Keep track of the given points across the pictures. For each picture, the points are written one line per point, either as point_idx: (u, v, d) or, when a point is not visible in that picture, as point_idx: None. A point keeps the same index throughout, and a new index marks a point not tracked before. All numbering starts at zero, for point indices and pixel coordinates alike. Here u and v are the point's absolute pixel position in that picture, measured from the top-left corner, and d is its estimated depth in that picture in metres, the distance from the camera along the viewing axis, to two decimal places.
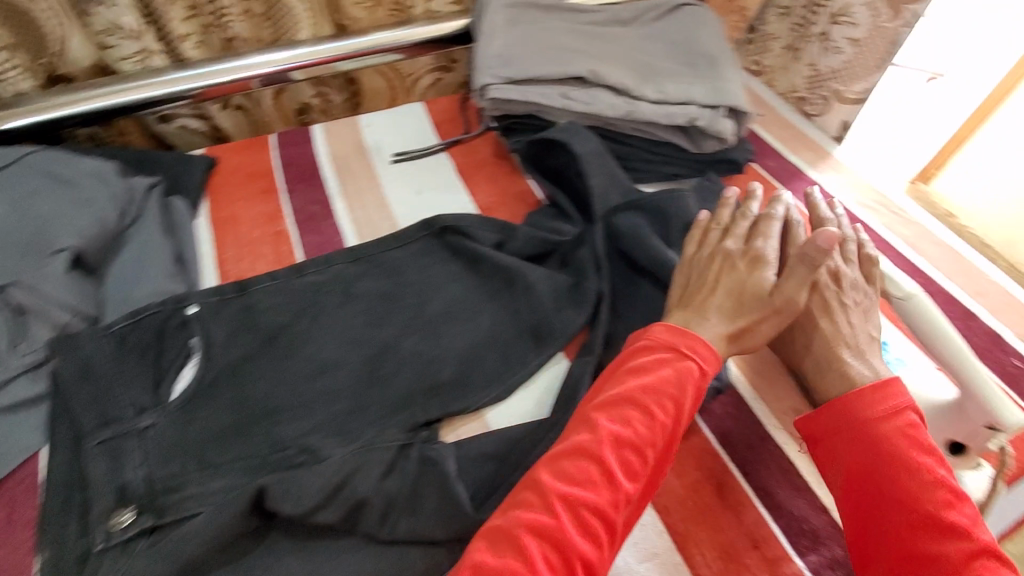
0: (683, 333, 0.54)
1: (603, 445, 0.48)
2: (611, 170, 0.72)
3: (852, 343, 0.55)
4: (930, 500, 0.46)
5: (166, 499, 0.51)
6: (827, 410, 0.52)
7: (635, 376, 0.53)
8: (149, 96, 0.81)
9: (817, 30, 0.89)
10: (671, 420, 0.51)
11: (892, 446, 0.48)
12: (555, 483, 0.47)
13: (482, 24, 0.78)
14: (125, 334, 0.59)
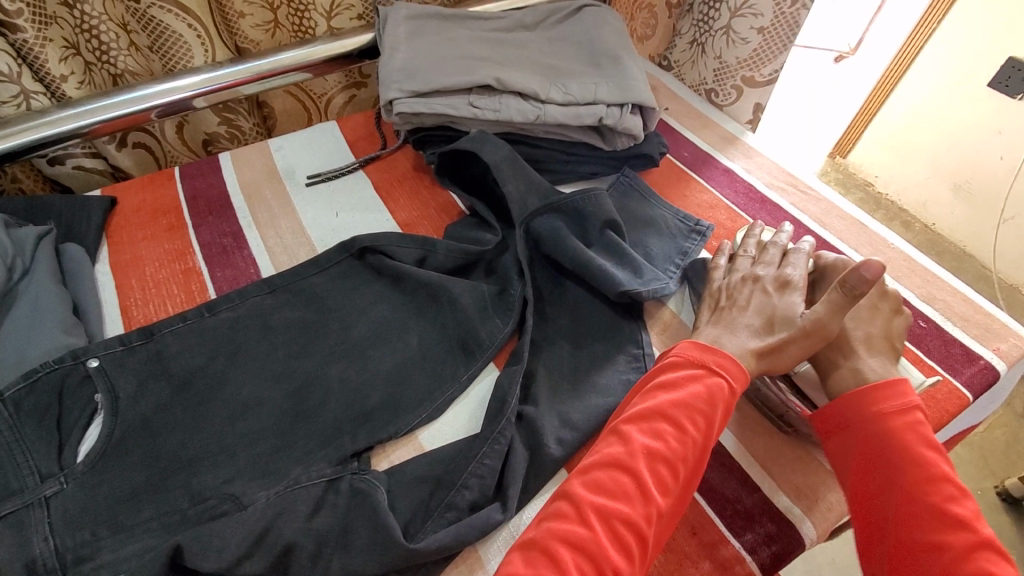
0: (710, 349, 0.55)
1: (637, 457, 0.48)
2: (526, 174, 0.72)
3: (867, 348, 0.57)
4: (935, 493, 0.47)
5: (76, 571, 0.47)
6: (837, 403, 0.54)
7: (664, 391, 0.53)
8: (37, 139, 0.74)
9: (718, 24, 0.92)
10: (703, 433, 0.50)
11: (900, 439, 0.50)
12: (587, 493, 0.47)
13: (383, 38, 0.77)
14: (19, 399, 0.54)
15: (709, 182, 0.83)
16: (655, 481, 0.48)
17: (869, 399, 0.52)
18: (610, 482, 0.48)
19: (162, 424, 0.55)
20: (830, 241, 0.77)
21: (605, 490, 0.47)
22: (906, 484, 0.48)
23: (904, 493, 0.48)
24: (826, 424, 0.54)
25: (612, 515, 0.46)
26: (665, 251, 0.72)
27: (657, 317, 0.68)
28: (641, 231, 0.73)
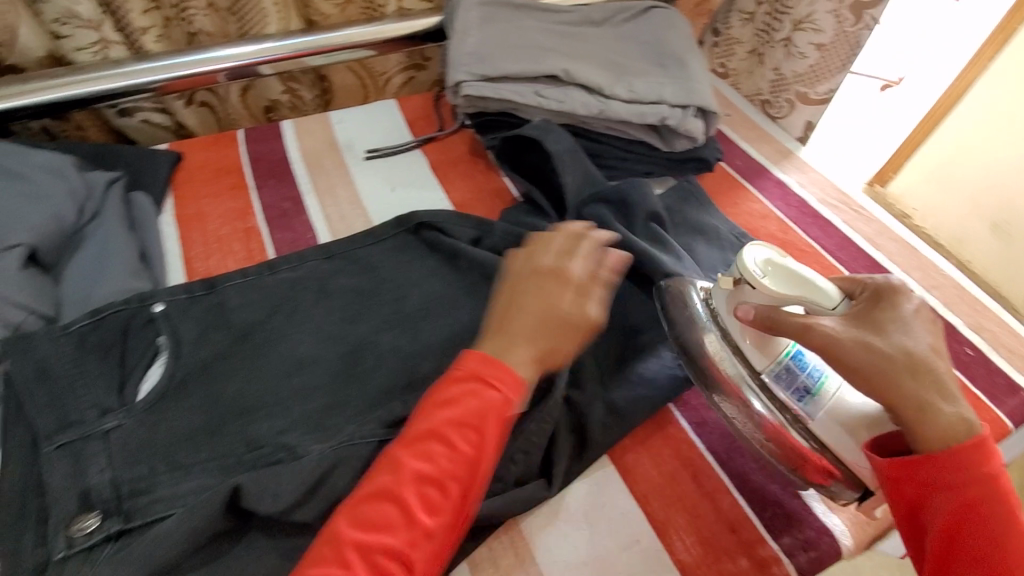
0: (495, 362, 0.48)
1: (403, 484, 0.44)
2: (586, 167, 0.72)
3: (943, 390, 0.48)
4: (1003, 553, 0.45)
5: (133, 503, 0.49)
6: (928, 459, 0.46)
7: (447, 407, 0.47)
8: (110, 88, 0.76)
9: (780, 36, 0.93)
10: (462, 462, 0.45)
11: (993, 500, 0.45)
12: (349, 527, 0.43)
13: (455, 21, 0.78)
14: (86, 334, 0.56)
15: (761, 192, 0.83)
16: (416, 505, 0.44)
17: (969, 448, 0.46)
18: (370, 497, 0.44)
19: (220, 372, 0.57)
20: (879, 261, 0.77)
21: (371, 508, 0.44)
22: (977, 544, 0.45)
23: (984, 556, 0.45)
24: (908, 466, 0.47)
25: (352, 537, 0.42)
26: (710, 258, 0.72)
27: None
28: (690, 236, 0.74)
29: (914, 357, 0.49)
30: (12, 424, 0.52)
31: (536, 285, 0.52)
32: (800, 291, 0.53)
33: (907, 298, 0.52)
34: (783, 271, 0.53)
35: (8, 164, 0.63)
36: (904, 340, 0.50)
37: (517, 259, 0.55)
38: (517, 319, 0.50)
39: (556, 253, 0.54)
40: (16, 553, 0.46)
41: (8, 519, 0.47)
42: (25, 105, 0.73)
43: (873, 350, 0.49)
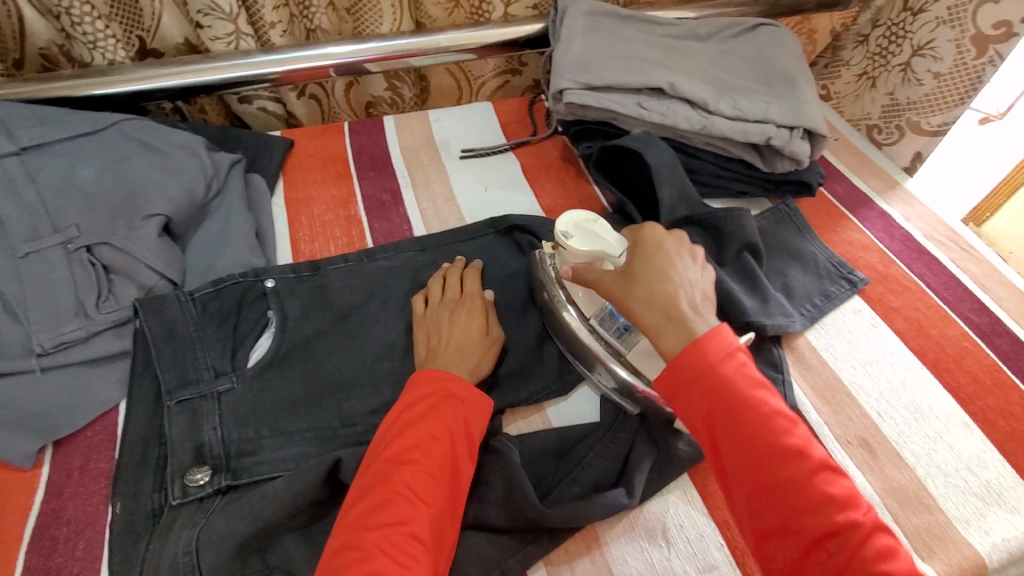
0: (440, 379, 0.52)
1: (399, 484, 0.45)
2: (682, 182, 0.71)
3: (663, 306, 0.50)
4: (818, 475, 0.42)
5: (239, 462, 0.53)
6: (678, 366, 0.47)
7: (414, 422, 0.49)
8: (235, 77, 0.82)
9: (896, 60, 0.90)
10: (441, 449, 0.48)
11: (733, 385, 0.45)
12: (366, 527, 0.43)
13: (561, 28, 0.79)
14: (208, 301, 0.61)
15: (861, 221, 0.80)
16: (418, 493, 0.45)
17: (701, 357, 0.46)
18: (377, 496, 0.45)
19: (319, 350, 0.60)
20: (989, 306, 0.70)
21: (376, 505, 0.44)
22: (779, 473, 0.42)
23: (777, 491, 0.42)
24: (673, 389, 0.47)
25: (369, 531, 0.43)
26: (806, 287, 0.70)
27: (795, 349, 0.66)
28: (785, 261, 0.72)
29: (654, 286, 0.51)
30: (139, 376, 0.57)
31: (439, 323, 0.59)
32: (593, 246, 0.57)
33: (647, 237, 0.54)
34: (585, 232, 0.58)
35: (150, 141, 0.70)
36: (637, 281, 0.52)
37: (421, 303, 0.62)
38: (443, 345, 0.57)
39: (448, 300, 0.62)
40: (136, 495, 0.51)
41: (131, 463, 0.52)
42: (163, 87, 0.80)
43: (637, 293, 0.51)
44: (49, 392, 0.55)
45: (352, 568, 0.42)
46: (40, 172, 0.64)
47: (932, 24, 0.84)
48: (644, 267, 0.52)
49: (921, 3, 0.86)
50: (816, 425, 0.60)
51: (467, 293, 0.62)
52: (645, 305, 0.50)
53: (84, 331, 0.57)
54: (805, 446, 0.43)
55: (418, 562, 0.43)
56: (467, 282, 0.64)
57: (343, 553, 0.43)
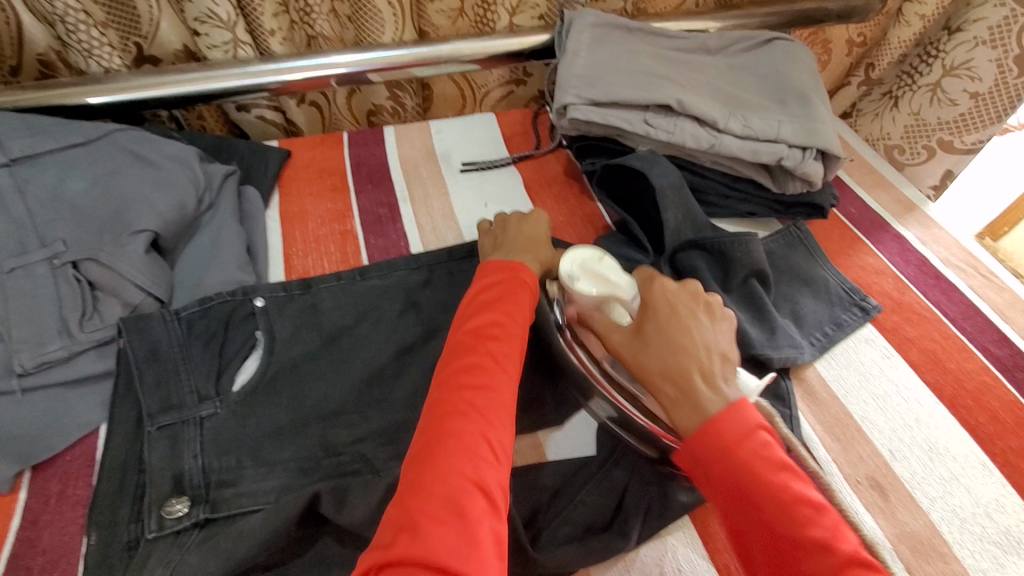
0: (508, 268, 0.57)
1: (482, 353, 0.50)
2: (689, 204, 0.69)
3: (677, 378, 0.48)
4: (847, 575, 0.38)
5: (220, 492, 0.51)
6: (689, 440, 0.45)
7: (489, 304, 0.54)
8: (232, 86, 0.80)
9: (926, 80, 0.91)
10: (518, 330, 0.53)
11: (752, 467, 0.42)
12: (451, 394, 0.47)
13: (567, 41, 0.76)
14: (194, 321, 0.59)
15: (875, 244, 0.77)
16: (503, 364, 0.50)
17: (716, 439, 0.44)
18: (465, 361, 0.49)
19: (307, 374, 0.58)
20: (1011, 337, 0.67)
21: (464, 367, 0.49)
22: (802, 566, 0.39)
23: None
24: (688, 463, 0.46)
25: (460, 391, 0.47)
26: (817, 315, 0.67)
27: (803, 381, 0.63)
28: (795, 286, 0.69)
29: (667, 356, 0.49)
30: (120, 400, 0.55)
31: (506, 227, 0.64)
32: (602, 291, 0.54)
33: (661, 293, 0.53)
34: (594, 274, 0.55)
35: (142, 152, 0.69)
36: (648, 347, 0.50)
37: (486, 230, 0.66)
38: (509, 241, 0.62)
39: (515, 213, 0.66)
40: (112, 525, 0.49)
41: (108, 491, 0.50)
42: (160, 95, 0.79)
43: (644, 361, 0.50)
44: (27, 415, 0.53)
45: (448, 421, 0.45)
46: (28, 185, 0.62)
47: (970, 44, 0.84)
48: (657, 329, 0.51)
49: (959, 21, 0.86)
50: (825, 464, 0.57)
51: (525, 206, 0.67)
52: (658, 373, 0.49)
53: (65, 352, 0.55)
54: (834, 539, 0.39)
55: (502, 425, 0.46)
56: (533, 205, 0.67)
57: (437, 407, 0.46)
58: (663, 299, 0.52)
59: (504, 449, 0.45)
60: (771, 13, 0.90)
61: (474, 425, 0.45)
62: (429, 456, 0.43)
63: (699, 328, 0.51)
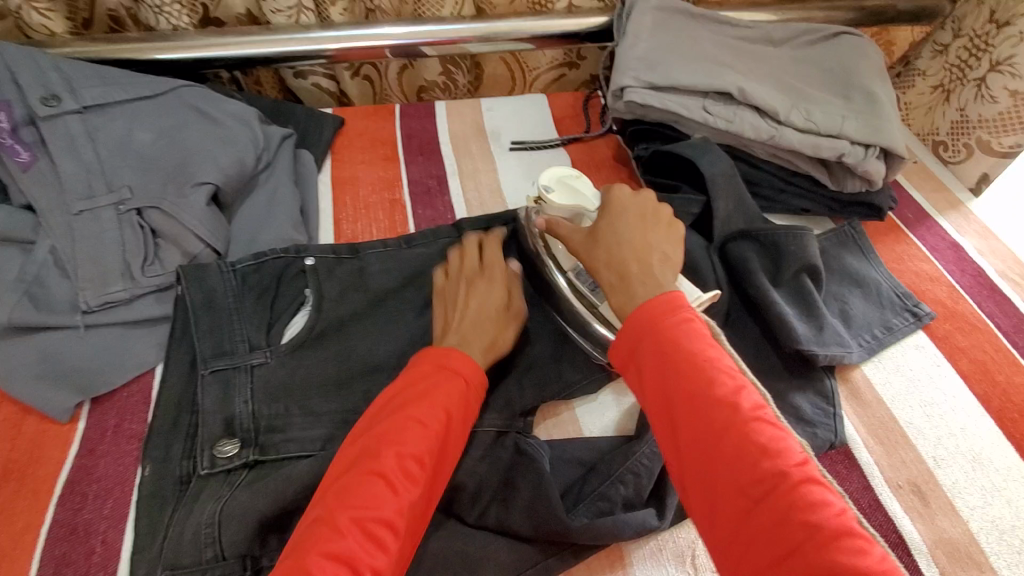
0: (437, 360, 0.50)
1: (387, 461, 0.43)
2: (739, 193, 0.67)
3: (620, 262, 0.49)
4: (751, 424, 0.38)
5: (268, 437, 0.53)
6: (626, 323, 0.45)
7: (410, 403, 0.47)
8: (292, 51, 0.82)
9: (973, 74, 0.83)
10: (435, 434, 0.46)
11: (678, 340, 0.42)
12: (343, 507, 0.41)
13: (628, 23, 0.76)
14: (248, 274, 0.61)
15: (930, 251, 0.75)
16: (403, 477, 0.43)
17: (643, 317, 0.44)
18: (363, 471, 0.43)
19: (352, 333, 0.60)
20: None
21: (364, 476, 0.42)
22: (711, 421, 0.39)
23: (710, 441, 0.38)
24: (621, 349, 0.45)
25: (353, 505, 0.41)
26: (867, 316, 0.66)
27: (849, 382, 0.62)
28: (845, 286, 0.68)
29: (612, 247, 0.50)
30: (176, 342, 0.57)
31: (458, 296, 0.57)
32: (572, 201, 0.59)
33: (616, 197, 0.54)
34: (567, 188, 0.60)
35: (207, 109, 0.70)
36: (596, 240, 0.52)
37: (439, 290, 0.59)
38: (458, 320, 0.55)
39: (467, 275, 0.59)
40: (165, 460, 0.51)
41: (162, 428, 0.52)
42: (222, 56, 0.81)
43: (594, 254, 0.51)
44: (90, 349, 0.56)
45: (317, 541, 0.39)
46: (98, 132, 0.65)
47: (1016, 38, 0.77)
48: (609, 227, 0.52)
49: (1008, 15, 0.78)
50: (867, 465, 0.56)
51: (488, 261, 0.60)
52: (603, 259, 0.50)
53: (128, 293, 0.58)
54: (739, 397, 0.40)
55: (397, 545, 0.41)
56: (488, 259, 0.61)
57: (319, 516, 0.41)
58: (617, 204, 0.54)
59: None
60: (836, 8, 0.88)
61: (355, 550, 0.39)
62: (298, 558, 0.39)
63: (650, 227, 0.52)
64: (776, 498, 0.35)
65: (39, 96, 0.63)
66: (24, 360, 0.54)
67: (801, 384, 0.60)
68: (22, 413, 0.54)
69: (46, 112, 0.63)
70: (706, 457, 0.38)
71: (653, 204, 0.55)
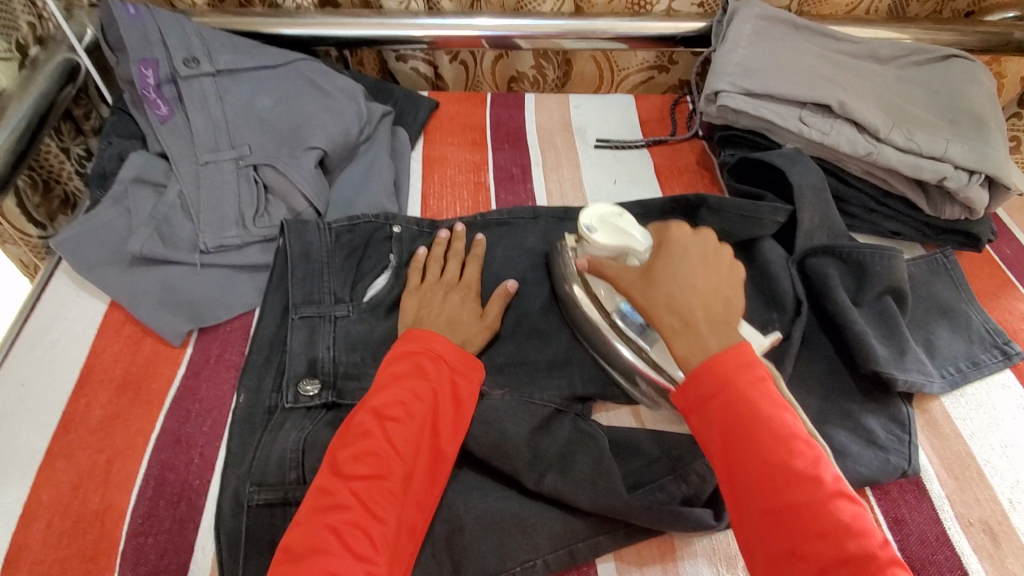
0: (420, 340, 0.53)
1: (377, 436, 0.46)
2: (827, 210, 0.66)
3: (685, 315, 0.50)
4: (832, 501, 0.41)
5: (346, 383, 0.57)
6: (699, 375, 0.47)
7: (396, 382, 0.50)
8: (399, 35, 0.87)
9: None
10: (422, 410, 0.49)
11: (757, 406, 0.45)
12: (342, 480, 0.45)
13: (728, 29, 0.76)
14: (342, 233, 0.65)
15: None
16: (396, 449, 0.46)
17: (719, 374, 0.46)
18: (359, 446, 0.46)
19: None
20: None
21: (359, 452, 0.46)
22: (790, 494, 0.42)
23: (784, 489, 0.42)
24: (691, 402, 0.47)
25: (350, 479, 0.44)
26: (952, 348, 0.63)
27: (927, 412, 0.60)
28: (931, 314, 0.66)
29: (674, 292, 0.52)
30: (273, 288, 0.62)
31: (433, 297, 0.60)
32: (618, 241, 0.57)
33: (676, 237, 0.55)
34: (612, 228, 0.58)
35: (320, 82, 0.76)
36: (655, 284, 0.53)
37: (412, 289, 0.61)
38: (432, 316, 0.58)
39: (444, 280, 0.62)
40: (257, 391, 0.56)
41: (256, 362, 0.58)
42: (336, 34, 0.86)
43: (653, 295, 0.52)
44: (202, 285, 0.63)
45: (325, 511, 0.43)
46: (226, 94, 0.72)
47: None
48: (668, 269, 0.53)
49: None
50: (936, 498, 0.54)
51: (465, 281, 0.63)
52: (663, 300, 0.51)
53: (240, 240, 0.64)
54: (803, 442, 0.44)
55: (394, 513, 0.44)
56: (467, 270, 0.64)
57: (322, 489, 0.44)
58: (676, 247, 0.55)
59: (391, 545, 0.43)
60: (949, 31, 0.84)
61: (358, 518, 0.43)
62: (307, 525, 0.43)
63: (707, 271, 0.53)
64: (848, 540, 0.39)
65: (182, 57, 0.71)
66: (148, 289, 0.62)
67: (874, 407, 0.58)
68: (142, 333, 0.61)
69: (186, 73, 0.70)
70: (786, 529, 0.41)
71: (712, 243, 0.56)
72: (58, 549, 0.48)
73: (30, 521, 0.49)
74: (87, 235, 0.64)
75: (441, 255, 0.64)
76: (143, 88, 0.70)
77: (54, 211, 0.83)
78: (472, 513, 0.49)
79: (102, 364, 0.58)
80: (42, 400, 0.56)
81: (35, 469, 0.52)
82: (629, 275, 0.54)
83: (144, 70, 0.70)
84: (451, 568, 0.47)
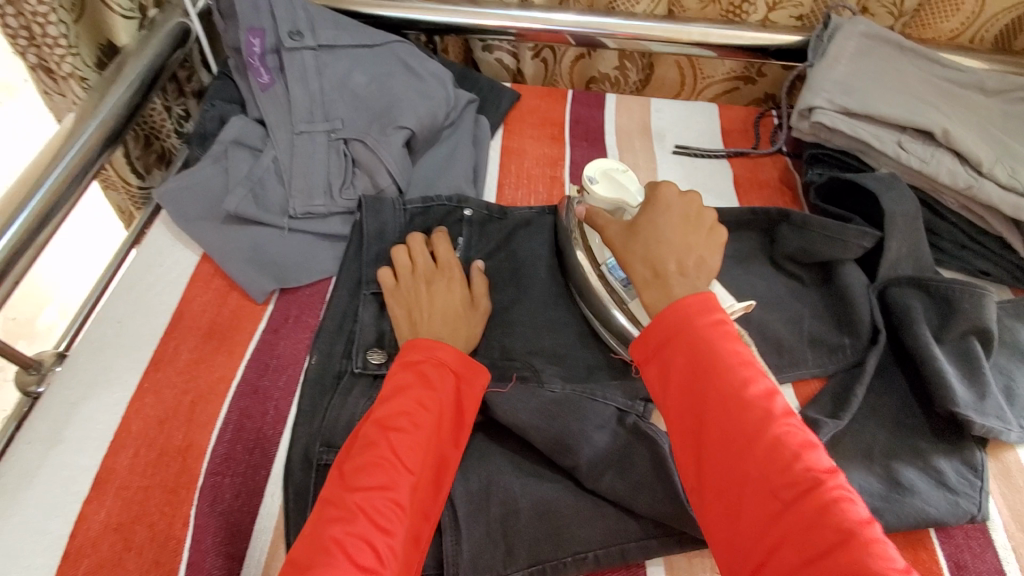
0: (426, 350, 0.53)
1: (380, 447, 0.47)
2: (917, 241, 0.64)
3: (662, 269, 0.49)
4: (779, 433, 0.40)
5: None
6: (659, 321, 0.46)
7: (399, 393, 0.50)
8: (489, 25, 0.88)
9: None
10: (428, 419, 0.49)
11: (709, 344, 0.44)
12: (346, 492, 0.45)
13: (829, 46, 0.74)
14: (415, 216, 0.68)
15: None
16: (402, 459, 0.47)
17: (676, 315, 0.45)
18: (363, 458, 0.47)
19: (501, 290, 0.65)
20: None
21: (361, 465, 0.46)
22: (738, 427, 0.41)
23: (739, 448, 0.40)
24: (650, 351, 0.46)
25: (355, 490, 0.45)
26: None
27: (1001, 460, 0.57)
28: (1016, 361, 0.63)
29: (653, 243, 0.51)
30: (352, 258, 0.65)
31: (418, 295, 0.60)
32: (615, 195, 0.60)
33: (662, 195, 0.54)
34: (612, 181, 0.62)
35: (413, 64, 0.78)
36: (637, 237, 0.52)
37: (478, 269, 0.64)
38: (425, 316, 0.58)
39: (422, 273, 0.62)
40: (329, 354, 0.59)
41: (329, 328, 0.60)
42: (428, 19, 0.88)
43: (633, 248, 0.52)
44: (288, 249, 0.66)
45: (329, 521, 0.43)
46: (324, 68, 0.74)
47: None
48: (649, 223, 0.52)
49: None
50: (1003, 549, 0.52)
51: (442, 264, 0.63)
52: (643, 252, 0.51)
53: (326, 209, 0.67)
54: (770, 402, 0.42)
55: (399, 523, 0.44)
56: (439, 251, 0.64)
57: (327, 501, 0.45)
58: (664, 207, 0.53)
59: (399, 556, 0.43)
60: None
61: (362, 530, 0.43)
62: (312, 536, 0.43)
63: (684, 229, 0.52)
64: (806, 503, 0.37)
65: (288, 29, 0.74)
66: (238, 246, 0.65)
67: (946, 448, 0.56)
68: (229, 287, 0.64)
69: (291, 45, 0.73)
70: (734, 461, 0.40)
71: (697, 202, 0.54)
72: (143, 477, 0.51)
73: (119, 448, 0.53)
74: (184, 189, 0.68)
75: (415, 245, 0.64)
76: (249, 56, 0.73)
77: (151, 163, 0.89)
78: (527, 499, 0.50)
79: (192, 312, 0.62)
80: (137, 338, 0.60)
81: (127, 400, 0.56)
82: (615, 232, 0.54)
83: (251, 38, 0.73)
84: (503, 548, 0.48)
